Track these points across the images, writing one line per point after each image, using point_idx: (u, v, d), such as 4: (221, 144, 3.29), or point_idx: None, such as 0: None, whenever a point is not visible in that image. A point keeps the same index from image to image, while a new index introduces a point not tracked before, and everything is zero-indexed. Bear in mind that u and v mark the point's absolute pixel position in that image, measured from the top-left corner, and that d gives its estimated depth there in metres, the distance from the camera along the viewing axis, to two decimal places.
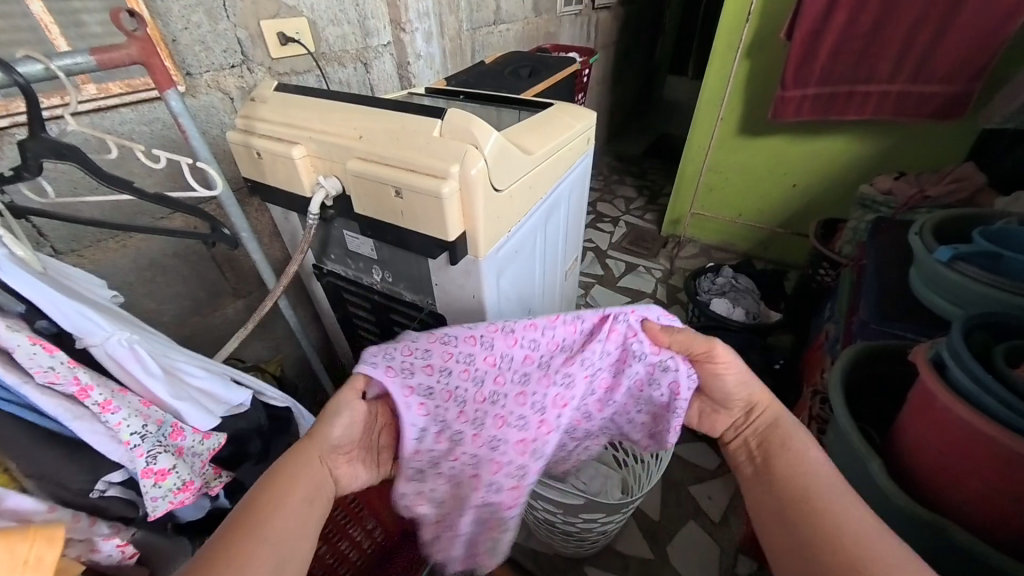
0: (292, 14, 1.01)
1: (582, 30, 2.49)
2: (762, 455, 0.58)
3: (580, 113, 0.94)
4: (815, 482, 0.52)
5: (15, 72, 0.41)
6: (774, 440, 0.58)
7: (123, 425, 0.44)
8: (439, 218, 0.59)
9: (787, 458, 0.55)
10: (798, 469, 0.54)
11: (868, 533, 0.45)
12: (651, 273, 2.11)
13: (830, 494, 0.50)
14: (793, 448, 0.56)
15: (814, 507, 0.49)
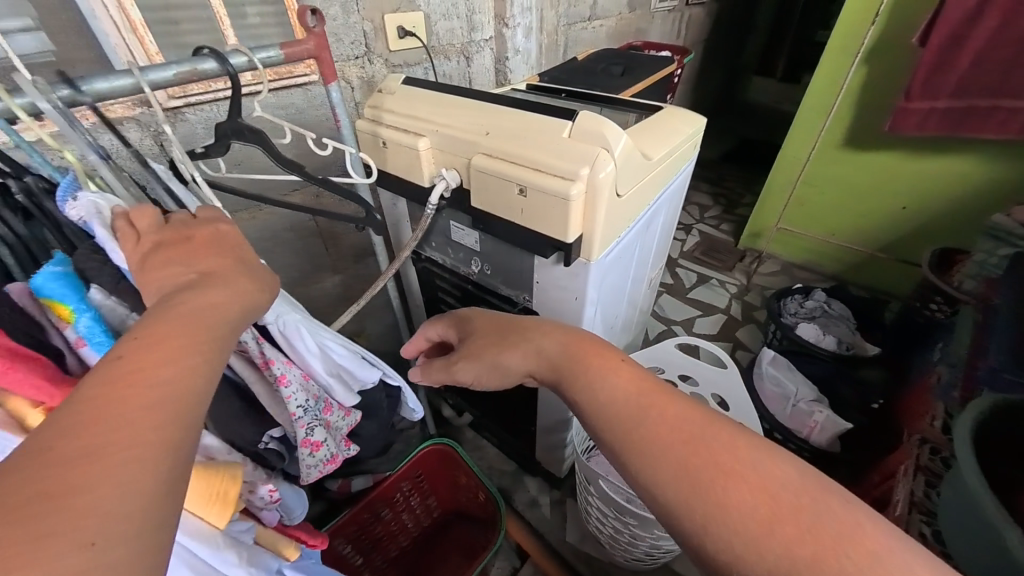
0: (411, 8, 1.05)
1: (673, 27, 2.38)
2: (572, 380, 0.50)
3: (689, 116, 0.90)
4: (659, 401, 0.43)
5: (227, 63, 0.46)
6: (587, 358, 0.50)
7: (292, 398, 0.49)
8: (561, 219, 0.60)
9: (618, 392, 0.45)
10: (648, 407, 0.42)
11: (786, 488, 0.35)
12: (725, 287, 2.00)
13: (715, 437, 0.39)
14: (613, 363, 0.48)
15: (703, 466, 0.37)
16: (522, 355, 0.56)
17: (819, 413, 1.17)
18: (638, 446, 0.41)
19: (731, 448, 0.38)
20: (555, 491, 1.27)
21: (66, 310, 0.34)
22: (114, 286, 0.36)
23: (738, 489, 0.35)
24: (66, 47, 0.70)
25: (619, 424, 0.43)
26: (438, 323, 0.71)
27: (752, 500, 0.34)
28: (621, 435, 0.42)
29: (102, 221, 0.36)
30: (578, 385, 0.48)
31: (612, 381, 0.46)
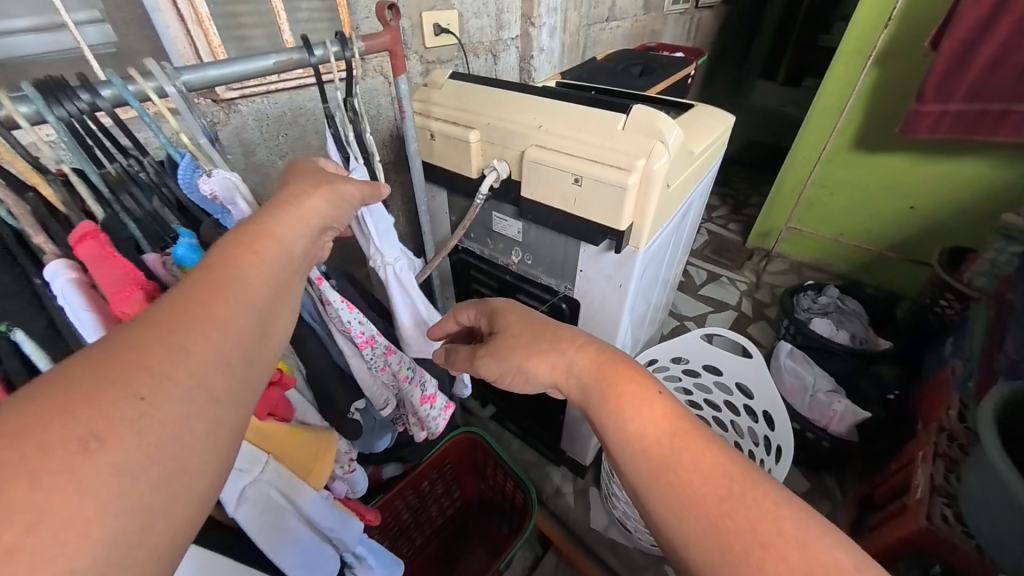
0: (446, 7, 1.07)
1: (684, 29, 2.41)
2: (592, 406, 0.45)
3: (720, 115, 0.93)
4: (702, 450, 0.38)
5: (309, 52, 0.48)
6: (614, 382, 0.44)
7: (393, 361, 0.60)
8: (615, 207, 0.63)
9: (646, 426, 0.40)
10: (682, 453, 0.38)
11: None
12: (735, 285, 2.04)
13: (758, 504, 0.34)
14: (639, 392, 0.43)
15: (741, 539, 0.33)
16: (543, 364, 0.51)
17: (839, 404, 1.20)
18: (667, 498, 0.36)
19: (776, 521, 0.33)
20: (579, 480, 1.31)
21: None
22: None
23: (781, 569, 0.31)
24: (126, 38, 0.72)
25: (649, 470, 0.38)
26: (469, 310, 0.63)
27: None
28: (649, 480, 0.38)
29: (241, 195, 0.40)
30: (603, 416, 0.44)
31: (643, 411, 0.41)
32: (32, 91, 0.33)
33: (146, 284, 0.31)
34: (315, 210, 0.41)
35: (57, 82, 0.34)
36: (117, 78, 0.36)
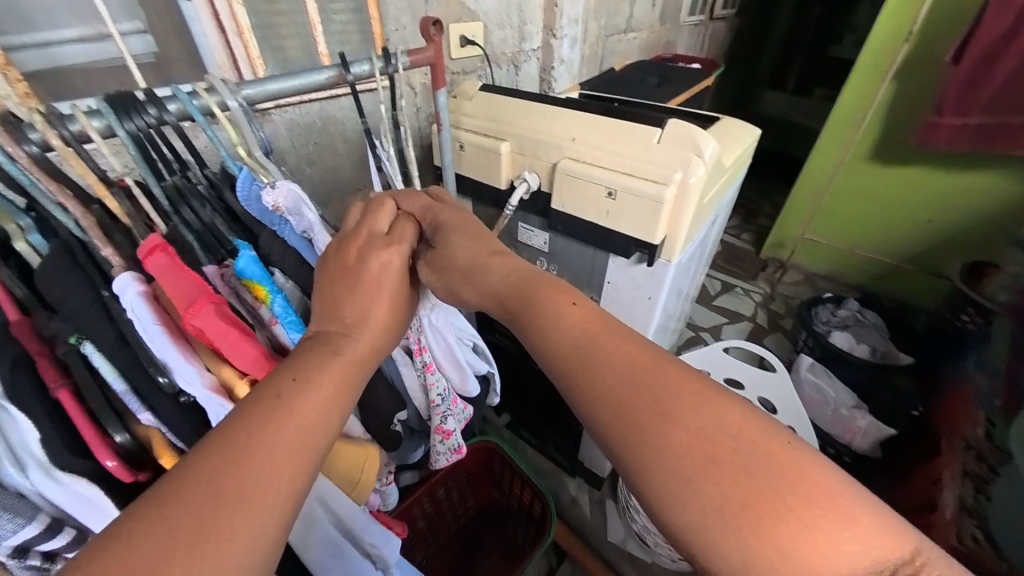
0: (471, 18, 1.09)
1: (698, 40, 2.42)
2: (514, 319, 0.44)
3: (745, 126, 0.93)
4: (633, 366, 0.37)
5: (348, 70, 0.47)
6: (529, 295, 0.44)
7: (434, 384, 0.55)
8: (651, 221, 0.63)
9: (556, 331, 0.41)
10: (597, 353, 0.39)
11: (726, 434, 0.33)
12: (750, 295, 2.03)
13: (662, 382, 0.36)
14: (554, 302, 0.43)
15: (648, 414, 0.35)
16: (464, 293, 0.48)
17: (862, 418, 1.21)
18: (585, 395, 0.38)
19: (678, 397, 0.35)
20: (595, 491, 1.30)
21: (263, 291, 0.36)
22: (292, 269, 0.39)
23: (682, 454, 0.33)
24: (166, 47, 0.73)
25: (569, 368, 0.40)
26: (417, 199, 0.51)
27: (690, 445, 0.33)
28: (571, 383, 0.40)
29: (308, 206, 0.39)
30: (521, 325, 0.44)
31: (559, 321, 0.42)
32: (105, 105, 0.34)
33: (213, 297, 0.31)
34: (384, 337, 0.40)
35: (127, 96, 0.35)
36: (183, 93, 0.37)
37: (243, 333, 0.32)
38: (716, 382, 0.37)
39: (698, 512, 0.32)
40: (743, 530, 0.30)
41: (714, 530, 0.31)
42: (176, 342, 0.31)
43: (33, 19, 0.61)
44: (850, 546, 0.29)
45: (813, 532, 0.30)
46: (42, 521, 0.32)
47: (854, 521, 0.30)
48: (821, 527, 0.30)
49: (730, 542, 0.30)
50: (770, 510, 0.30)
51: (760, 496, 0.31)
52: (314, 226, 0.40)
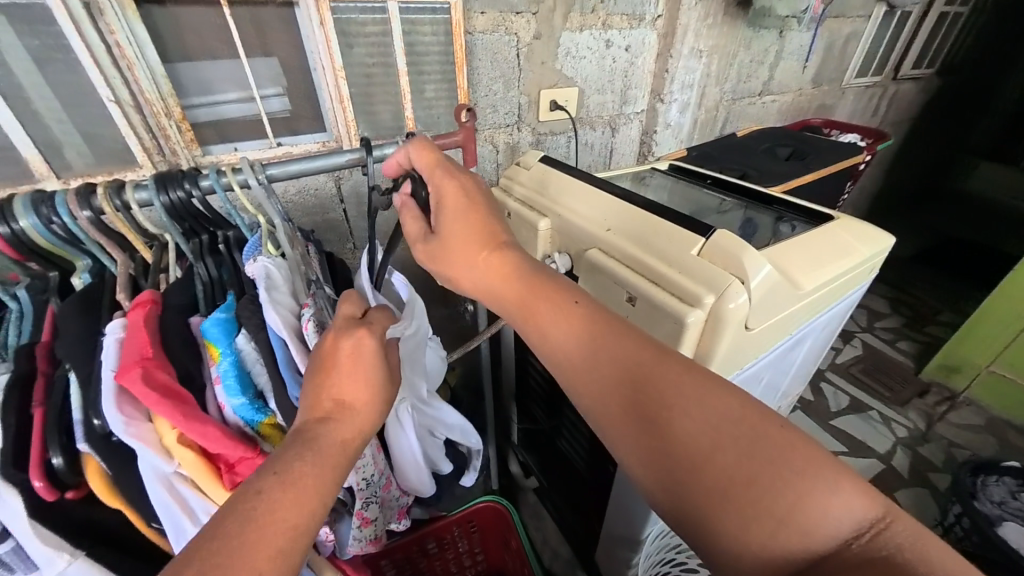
0: (566, 84, 1.09)
1: (871, 103, 2.01)
2: (532, 310, 0.45)
3: (871, 235, 0.73)
4: (637, 372, 0.40)
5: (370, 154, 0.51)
6: (541, 290, 0.45)
7: (362, 468, 0.49)
8: (672, 341, 0.53)
9: (571, 327, 0.44)
10: (605, 355, 0.42)
11: (726, 421, 0.37)
12: (889, 425, 1.55)
13: (666, 384, 0.39)
14: (566, 298, 0.45)
15: (654, 410, 0.39)
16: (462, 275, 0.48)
17: None
18: (597, 398, 0.42)
19: (678, 394, 0.39)
20: None
21: (216, 351, 0.41)
22: (253, 333, 0.41)
23: (693, 453, 0.37)
24: (296, 106, 0.87)
25: (581, 365, 0.43)
26: (430, 155, 0.48)
27: (700, 447, 0.37)
28: (582, 381, 0.43)
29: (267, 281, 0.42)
30: (536, 321, 0.45)
31: (566, 324, 0.44)
32: (150, 182, 0.42)
33: (149, 360, 0.36)
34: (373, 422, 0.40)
35: (172, 174, 0.44)
36: (213, 173, 0.44)
37: (166, 399, 0.35)
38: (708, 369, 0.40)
39: (707, 489, 0.36)
40: (745, 531, 0.35)
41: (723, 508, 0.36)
42: (117, 392, 0.35)
43: (209, 86, 0.79)
44: (836, 509, 0.34)
45: (803, 513, 0.34)
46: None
47: (835, 485, 0.34)
48: (812, 501, 0.34)
49: (729, 514, 0.35)
50: (767, 508, 0.34)
51: (763, 481, 0.34)
52: (268, 301, 0.41)
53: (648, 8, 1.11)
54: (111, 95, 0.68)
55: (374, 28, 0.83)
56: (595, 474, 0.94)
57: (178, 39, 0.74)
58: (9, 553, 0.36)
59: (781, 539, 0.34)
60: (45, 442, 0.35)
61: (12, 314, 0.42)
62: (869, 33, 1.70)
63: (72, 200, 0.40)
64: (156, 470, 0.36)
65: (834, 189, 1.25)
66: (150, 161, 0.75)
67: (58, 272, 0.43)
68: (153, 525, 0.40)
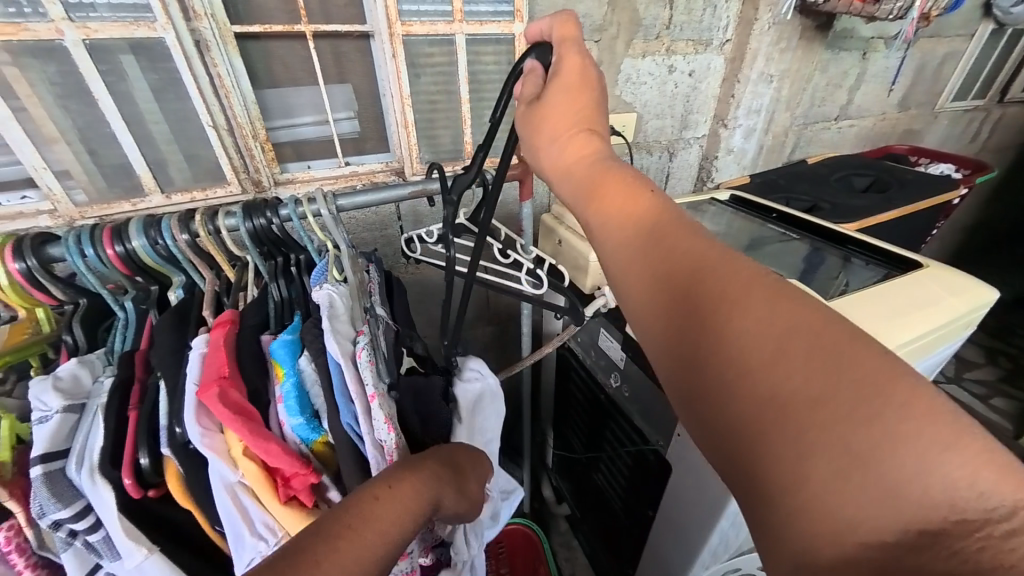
0: (625, 109, 1.08)
1: (970, 129, 1.80)
2: (596, 190, 0.40)
3: (969, 288, 0.65)
4: (690, 256, 0.33)
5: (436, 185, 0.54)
6: (611, 174, 0.40)
7: None
8: None
9: (627, 211, 0.38)
10: (660, 238, 0.35)
11: (799, 329, 0.27)
12: None
13: (727, 275, 0.31)
14: (634, 184, 0.39)
15: (706, 302, 0.31)
16: (544, 152, 0.45)
17: None
18: (635, 284, 0.35)
19: (740, 287, 0.30)
20: None
21: (281, 371, 0.45)
22: (313, 356, 0.44)
23: (737, 345, 0.28)
24: (365, 129, 0.93)
25: (628, 245, 0.36)
26: (568, 28, 0.45)
27: (747, 345, 0.28)
28: (623, 265, 0.37)
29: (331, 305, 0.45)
30: (597, 200, 0.40)
31: (627, 207, 0.38)
32: (239, 210, 0.47)
33: (225, 379, 0.40)
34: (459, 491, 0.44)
35: (258, 203, 0.48)
36: (292, 203, 0.48)
37: (234, 415, 0.38)
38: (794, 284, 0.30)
39: (752, 403, 0.27)
40: (787, 456, 0.26)
41: (773, 426, 0.26)
42: (197, 405, 0.39)
43: (291, 111, 0.86)
44: (956, 472, 0.22)
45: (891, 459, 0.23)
46: (74, 506, 0.38)
47: (958, 442, 0.23)
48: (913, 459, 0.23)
49: (780, 442, 0.26)
50: (834, 442, 0.24)
51: (837, 418, 0.24)
52: (332, 328, 0.44)
53: (715, 33, 1.08)
54: (210, 121, 0.77)
55: (441, 58, 0.87)
56: (632, 513, 0.90)
57: (270, 70, 0.82)
58: (100, 541, 0.40)
59: (851, 493, 0.24)
60: (136, 444, 0.39)
61: (119, 321, 0.48)
62: (971, 53, 1.54)
63: (175, 224, 0.46)
64: (223, 480, 0.39)
65: (920, 226, 1.13)
66: (237, 179, 0.82)
67: (156, 285, 0.49)
68: (216, 528, 0.43)
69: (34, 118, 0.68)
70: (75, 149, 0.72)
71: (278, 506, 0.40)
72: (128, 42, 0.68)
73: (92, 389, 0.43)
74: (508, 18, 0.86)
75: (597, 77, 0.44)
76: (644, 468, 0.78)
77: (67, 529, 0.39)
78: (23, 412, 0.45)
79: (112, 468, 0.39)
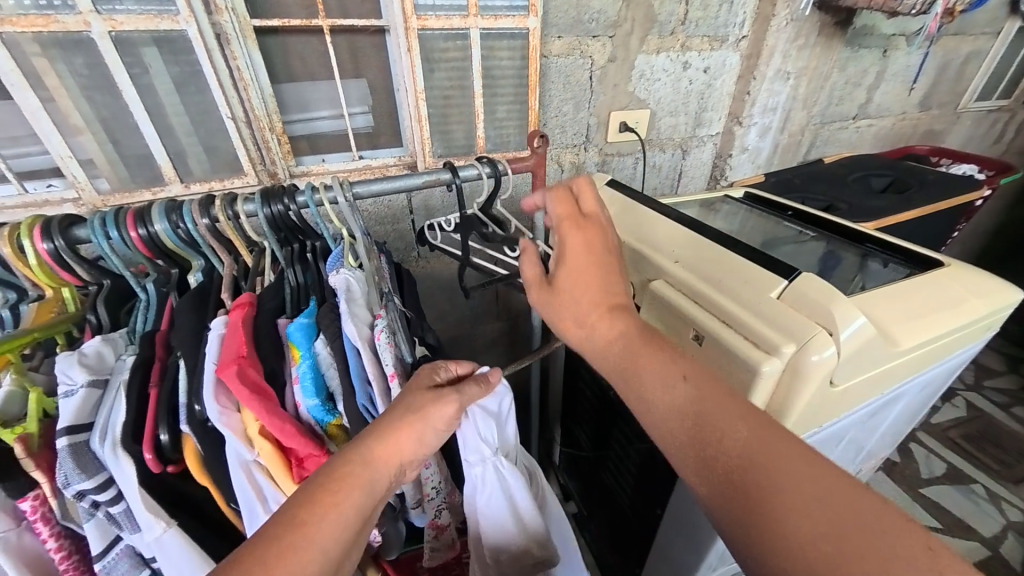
0: (638, 106, 1.08)
1: (993, 130, 1.76)
2: (634, 366, 0.43)
3: (993, 289, 0.63)
4: (737, 442, 0.37)
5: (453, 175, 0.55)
6: (644, 347, 0.44)
7: (429, 478, 0.52)
8: (741, 390, 0.49)
9: (670, 387, 0.41)
10: (707, 420, 0.38)
11: (844, 516, 0.32)
12: (1001, 506, 1.30)
13: (771, 460, 0.35)
14: (668, 358, 0.43)
15: (759, 486, 0.35)
16: (576, 330, 0.48)
17: None
18: (691, 463, 0.38)
19: (786, 475, 0.34)
20: None
21: (297, 353, 0.45)
22: (330, 340, 0.45)
23: (793, 535, 0.32)
24: (379, 124, 0.94)
25: (678, 429, 0.39)
26: (565, 199, 0.51)
27: (800, 537, 0.32)
28: (676, 447, 0.39)
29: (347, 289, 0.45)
30: (636, 376, 0.43)
31: (669, 384, 0.41)
32: (257, 196, 0.48)
33: (244, 359, 0.41)
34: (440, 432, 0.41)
35: (276, 189, 0.49)
36: (309, 189, 0.49)
37: (247, 393, 0.38)
38: (818, 456, 0.36)
39: None
40: None
41: None
42: (216, 383, 0.40)
43: (308, 105, 0.87)
44: None
45: None
46: (97, 478, 0.39)
47: None
48: None
49: None
50: None
51: None
52: (348, 313, 0.44)
53: (731, 30, 1.06)
54: (229, 113, 0.78)
55: (455, 53, 0.88)
56: (639, 511, 0.89)
57: (288, 64, 0.83)
58: (121, 513, 0.41)
59: None
60: (157, 419, 0.40)
61: (140, 302, 0.49)
62: (996, 52, 1.50)
63: (195, 208, 0.47)
64: (239, 456, 0.40)
65: (940, 227, 1.10)
66: (254, 170, 0.84)
67: (177, 269, 0.50)
68: (231, 506, 0.44)
69: (61, 108, 0.70)
70: (99, 138, 0.75)
71: (291, 486, 0.41)
72: (152, 35, 0.70)
73: (115, 365, 0.45)
74: (522, 13, 0.86)
75: (609, 248, 0.50)
76: (653, 466, 0.78)
77: (90, 500, 0.40)
78: (49, 387, 0.47)
79: (133, 443, 0.40)
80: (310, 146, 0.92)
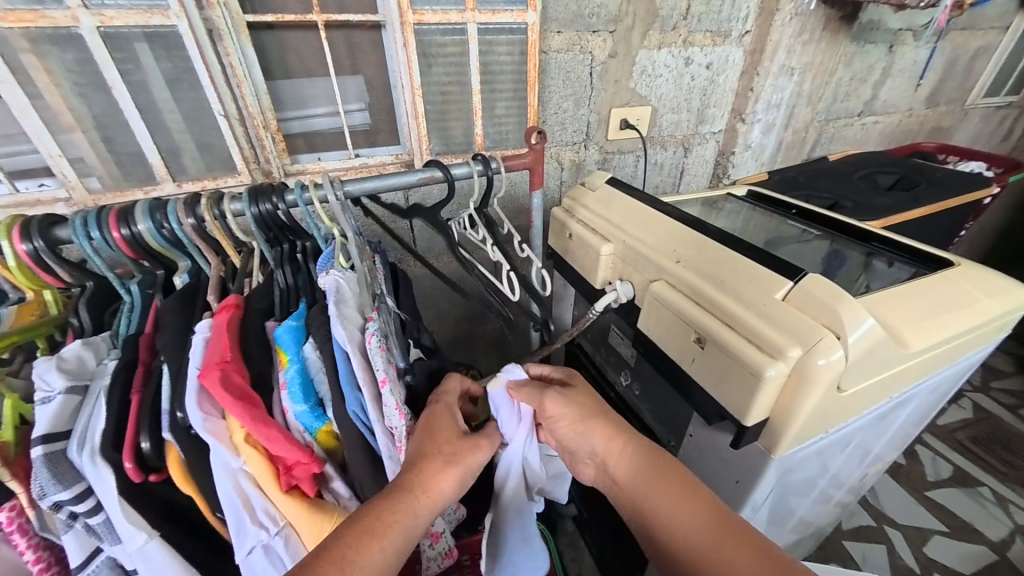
0: (639, 103, 1.06)
1: (1001, 127, 1.73)
2: (642, 497, 0.48)
3: (1004, 289, 0.61)
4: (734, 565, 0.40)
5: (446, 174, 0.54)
6: (651, 473, 0.48)
7: None
8: (745, 395, 0.48)
9: (681, 512, 0.45)
10: (713, 549, 0.42)
11: None
12: (1008, 509, 1.28)
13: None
14: (675, 484, 0.47)
15: None
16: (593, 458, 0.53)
17: None
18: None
19: None
20: None
21: (285, 356, 0.44)
22: (319, 343, 0.43)
23: None
24: (377, 121, 0.93)
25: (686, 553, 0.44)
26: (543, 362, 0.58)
27: None
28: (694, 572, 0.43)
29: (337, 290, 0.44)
30: (650, 503, 0.47)
31: (680, 511, 0.45)
32: (245, 195, 0.47)
33: (228, 363, 0.39)
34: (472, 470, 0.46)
35: (264, 187, 0.48)
36: (299, 187, 0.47)
37: (231, 400, 0.37)
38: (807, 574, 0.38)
39: None
40: None
41: None
42: (199, 389, 0.39)
43: (304, 102, 0.86)
44: None
45: None
46: (75, 488, 0.38)
47: None
48: None
49: None
50: None
51: None
52: (337, 315, 0.43)
53: (735, 24, 1.04)
54: (221, 110, 0.77)
55: (453, 48, 0.86)
56: None
57: (283, 60, 0.82)
58: (100, 524, 0.40)
59: None
60: (138, 426, 0.39)
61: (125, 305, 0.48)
62: (1005, 47, 1.47)
63: (180, 208, 0.45)
64: (225, 464, 0.39)
65: (948, 226, 1.08)
66: (248, 168, 0.83)
67: (163, 270, 0.49)
68: (216, 515, 0.42)
69: (51, 105, 0.69)
70: (90, 137, 0.73)
71: (278, 494, 0.40)
72: (143, 31, 0.69)
73: (96, 370, 0.43)
74: (521, 7, 0.84)
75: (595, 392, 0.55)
76: None
77: (68, 511, 0.39)
78: (28, 393, 0.45)
79: (113, 451, 0.38)
80: (306, 145, 0.90)
